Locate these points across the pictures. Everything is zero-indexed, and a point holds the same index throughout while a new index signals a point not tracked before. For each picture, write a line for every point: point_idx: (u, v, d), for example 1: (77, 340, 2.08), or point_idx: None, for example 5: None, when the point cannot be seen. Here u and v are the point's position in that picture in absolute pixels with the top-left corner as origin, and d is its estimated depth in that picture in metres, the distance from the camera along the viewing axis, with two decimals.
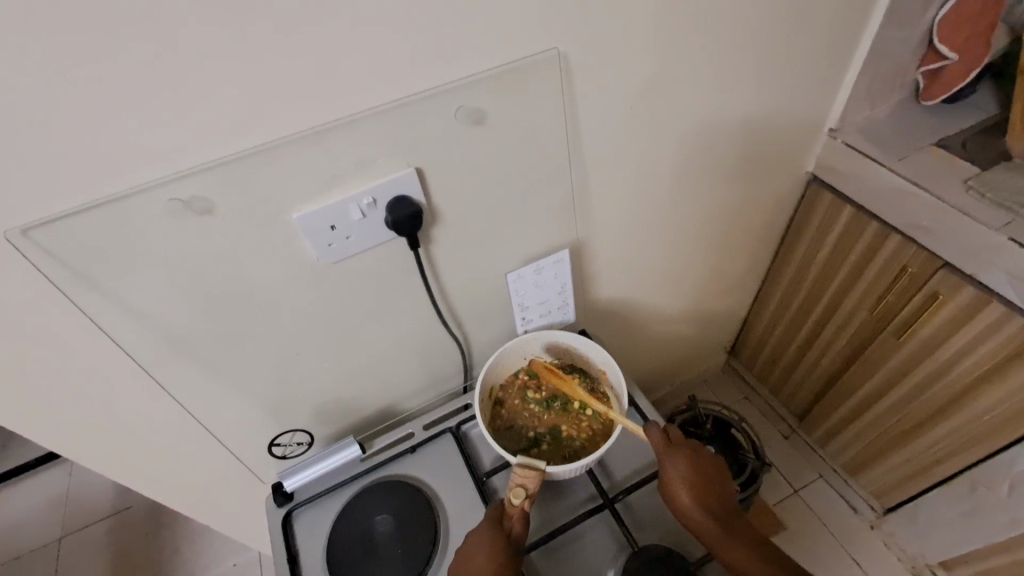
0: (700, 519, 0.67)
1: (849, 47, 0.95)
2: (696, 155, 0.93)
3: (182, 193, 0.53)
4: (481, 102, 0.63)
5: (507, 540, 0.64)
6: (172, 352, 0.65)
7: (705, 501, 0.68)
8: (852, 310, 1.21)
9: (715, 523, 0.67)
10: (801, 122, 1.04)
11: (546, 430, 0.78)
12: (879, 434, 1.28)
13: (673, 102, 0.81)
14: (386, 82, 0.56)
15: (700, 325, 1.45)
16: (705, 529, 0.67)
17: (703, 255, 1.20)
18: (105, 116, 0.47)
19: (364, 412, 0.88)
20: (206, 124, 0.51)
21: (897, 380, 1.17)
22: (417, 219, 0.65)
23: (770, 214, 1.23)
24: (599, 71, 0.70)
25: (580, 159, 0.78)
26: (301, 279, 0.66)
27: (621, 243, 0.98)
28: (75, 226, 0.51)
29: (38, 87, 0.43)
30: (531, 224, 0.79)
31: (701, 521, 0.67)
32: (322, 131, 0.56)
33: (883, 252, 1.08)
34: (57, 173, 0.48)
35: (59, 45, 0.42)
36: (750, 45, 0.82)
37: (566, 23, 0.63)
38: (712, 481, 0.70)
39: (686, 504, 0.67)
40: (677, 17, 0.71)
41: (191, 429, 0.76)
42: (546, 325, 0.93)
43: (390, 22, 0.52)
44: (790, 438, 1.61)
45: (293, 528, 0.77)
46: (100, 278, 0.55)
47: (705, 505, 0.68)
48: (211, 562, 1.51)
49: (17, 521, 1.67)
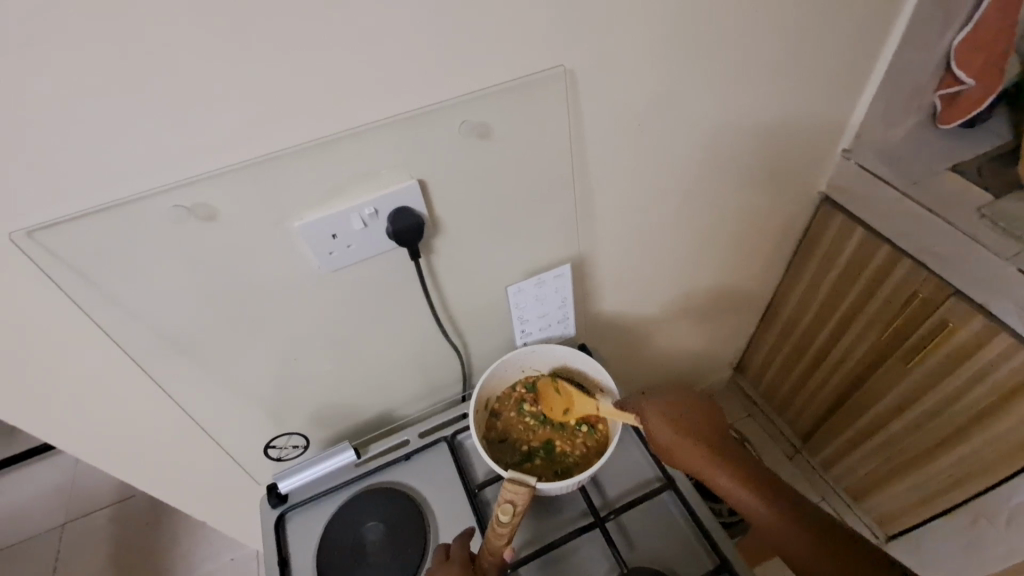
0: (679, 449, 0.68)
1: (864, 68, 0.94)
2: (704, 173, 0.93)
3: (186, 200, 0.54)
4: (485, 117, 0.63)
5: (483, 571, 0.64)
6: (171, 352, 0.65)
7: (679, 432, 0.69)
8: (860, 333, 1.19)
9: (690, 448, 0.68)
10: (813, 141, 1.03)
11: (539, 445, 0.78)
12: (882, 461, 1.26)
13: (681, 120, 0.81)
14: (391, 96, 0.57)
15: (705, 341, 1.44)
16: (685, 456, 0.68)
17: (710, 271, 1.18)
18: (109, 123, 0.47)
19: (361, 417, 0.88)
20: (211, 133, 0.51)
21: (903, 408, 1.15)
22: (419, 231, 0.65)
23: (780, 233, 1.22)
24: (607, 89, 0.70)
25: (586, 175, 0.78)
26: (301, 285, 0.66)
27: (626, 258, 0.97)
28: (78, 229, 0.52)
29: (47, 94, 0.44)
30: (534, 237, 0.79)
31: (679, 449, 0.68)
32: (326, 142, 0.56)
33: (893, 277, 1.07)
34: (63, 177, 0.49)
35: (67, 55, 0.43)
36: (760, 66, 0.82)
37: (572, 40, 0.63)
38: (691, 420, 0.71)
39: (663, 438, 0.70)
40: (686, 36, 0.71)
41: (188, 428, 0.77)
42: (545, 339, 0.92)
43: (396, 39, 0.53)
44: (793, 459, 1.58)
45: (285, 530, 0.77)
46: (102, 279, 0.56)
47: (681, 435, 0.69)
48: (209, 556, 1.53)
49: (23, 505, 1.70)
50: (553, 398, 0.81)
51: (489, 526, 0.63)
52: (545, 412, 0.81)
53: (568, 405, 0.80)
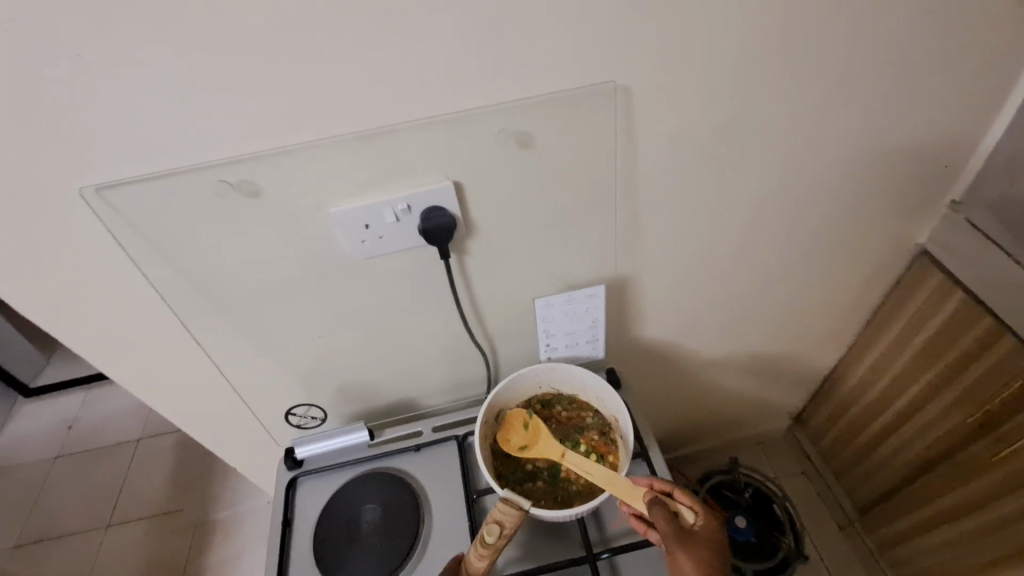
0: (695, 536, 0.62)
1: (985, 112, 0.82)
2: (774, 208, 0.85)
3: (231, 176, 0.59)
4: (527, 125, 0.63)
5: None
6: (207, 311, 0.71)
7: (702, 534, 0.63)
8: (944, 409, 1.05)
9: (702, 545, 0.61)
10: (912, 185, 0.91)
11: (544, 466, 0.76)
12: (948, 557, 1.11)
13: (750, 150, 0.75)
14: (434, 95, 0.58)
15: (759, 389, 1.33)
16: (687, 540, 0.61)
17: (773, 314, 1.08)
18: (173, 98, 0.53)
19: (381, 401, 0.91)
20: (261, 115, 0.55)
21: (985, 501, 1.00)
22: (449, 231, 0.66)
23: (862, 284, 1.09)
24: (665, 108, 0.66)
25: (634, 196, 0.74)
26: (333, 267, 0.69)
27: (674, 287, 0.92)
28: (138, 191, 0.58)
29: (124, 67, 0.50)
30: (571, 251, 0.77)
31: (692, 537, 0.62)
32: (365, 135, 0.59)
33: (994, 352, 0.93)
34: (130, 143, 0.55)
35: (142, 33, 0.49)
36: (850, 103, 0.74)
37: (629, 54, 0.60)
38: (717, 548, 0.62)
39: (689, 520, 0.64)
40: (761, 62, 0.66)
41: (219, 383, 0.83)
42: (572, 356, 0.89)
43: (443, 40, 0.54)
44: (846, 531, 1.42)
45: (295, 492, 0.82)
46: (153, 235, 0.62)
47: (702, 538, 0.62)
48: (249, 495, 1.67)
49: (113, 415, 1.95)
50: (516, 432, 0.78)
51: (471, 546, 0.61)
52: (501, 440, 0.78)
53: (527, 444, 0.76)
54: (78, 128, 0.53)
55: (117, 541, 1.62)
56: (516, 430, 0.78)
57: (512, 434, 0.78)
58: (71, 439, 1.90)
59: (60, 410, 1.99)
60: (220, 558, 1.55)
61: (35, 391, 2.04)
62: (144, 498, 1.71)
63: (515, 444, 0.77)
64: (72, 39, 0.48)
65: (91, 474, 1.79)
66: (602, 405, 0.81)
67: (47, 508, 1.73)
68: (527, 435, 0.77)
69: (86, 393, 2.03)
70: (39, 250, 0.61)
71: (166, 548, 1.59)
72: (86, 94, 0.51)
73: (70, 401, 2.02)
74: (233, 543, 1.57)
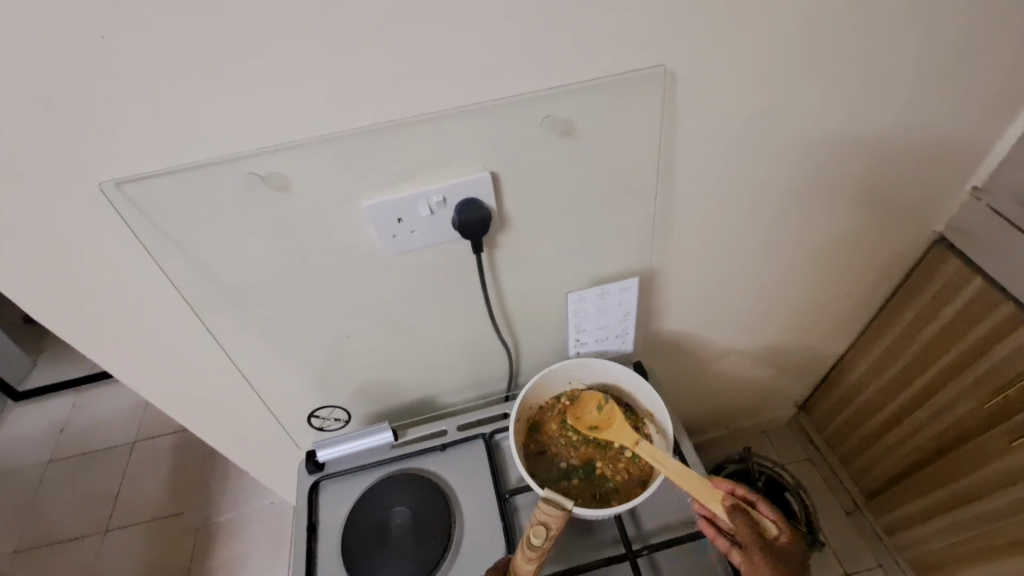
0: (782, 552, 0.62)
1: (1016, 98, 0.81)
2: (804, 197, 0.84)
3: (261, 168, 0.56)
4: (568, 113, 0.60)
5: None
6: (229, 311, 0.67)
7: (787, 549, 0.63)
8: (958, 396, 1.06)
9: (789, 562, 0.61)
10: (939, 171, 0.90)
11: (579, 464, 0.75)
12: (961, 539, 1.13)
13: (785, 139, 0.73)
14: (474, 83, 0.55)
15: (772, 378, 1.33)
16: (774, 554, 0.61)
17: (793, 304, 1.08)
18: (202, 87, 0.49)
19: (403, 401, 0.89)
20: (294, 105, 0.52)
21: (999, 486, 1.01)
22: (485, 225, 0.63)
23: (877, 272, 1.08)
24: (705, 96, 0.64)
25: (668, 186, 0.72)
26: (363, 264, 0.66)
27: (699, 279, 0.90)
28: (161, 185, 0.54)
29: (154, 54, 0.47)
30: (604, 245, 0.75)
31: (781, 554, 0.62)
32: (402, 124, 0.56)
33: (1013, 339, 0.93)
34: (154, 135, 0.52)
35: (170, 17, 0.45)
36: (887, 89, 0.72)
37: (675, 39, 0.58)
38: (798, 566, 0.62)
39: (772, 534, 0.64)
40: (809, 48, 0.64)
41: (239, 386, 0.80)
42: (601, 351, 0.88)
43: (488, 25, 0.51)
44: (852, 515, 1.44)
45: (318, 497, 0.79)
46: (174, 231, 0.58)
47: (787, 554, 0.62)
48: (253, 496, 1.63)
49: (106, 418, 1.89)
50: (589, 412, 0.78)
51: (517, 549, 0.59)
52: (572, 419, 0.78)
53: (599, 425, 0.76)
54: (101, 118, 0.49)
55: (117, 545, 1.58)
56: (587, 409, 0.78)
57: (586, 412, 0.78)
58: (63, 443, 1.84)
59: (50, 414, 1.92)
60: (224, 561, 1.51)
61: (24, 393, 1.97)
62: (143, 501, 1.66)
63: (584, 424, 0.77)
64: (99, 21, 0.44)
65: (87, 478, 1.74)
66: (635, 399, 0.80)
67: (43, 514, 1.68)
68: (598, 415, 0.77)
69: (77, 396, 1.96)
70: (56, 249, 0.58)
71: (169, 551, 1.55)
72: (112, 82, 0.48)
73: (60, 404, 1.95)
74: (239, 545, 1.54)
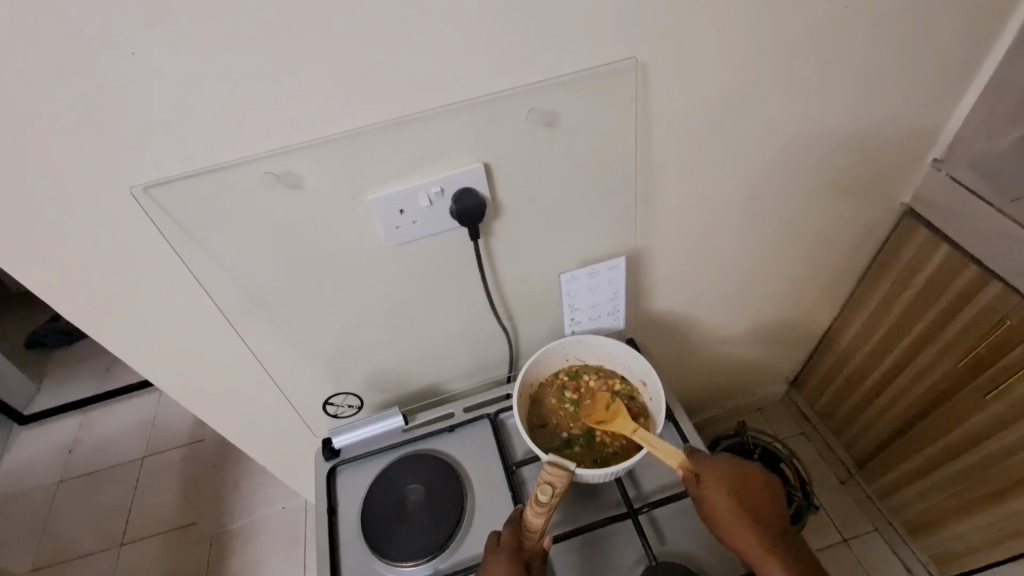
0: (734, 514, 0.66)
1: (964, 73, 0.88)
2: (777, 175, 0.89)
3: (275, 167, 0.61)
4: (551, 104, 0.66)
5: (517, 547, 0.65)
6: (246, 306, 0.72)
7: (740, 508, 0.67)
8: (934, 357, 1.12)
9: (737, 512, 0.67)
10: (901, 145, 0.96)
11: (579, 432, 0.80)
12: (947, 494, 1.19)
13: (755, 121, 0.79)
14: (464, 81, 0.60)
15: (761, 354, 1.38)
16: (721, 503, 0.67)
17: (776, 280, 1.13)
18: (219, 95, 0.54)
19: (411, 387, 0.93)
20: (300, 108, 0.57)
21: (980, 438, 1.07)
22: (482, 211, 0.69)
23: (853, 244, 1.14)
24: (676, 82, 0.69)
25: (648, 170, 0.78)
26: (370, 254, 0.71)
27: (682, 258, 0.96)
28: (185, 187, 0.60)
29: (175, 66, 0.52)
30: (592, 227, 0.80)
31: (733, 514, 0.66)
32: (400, 122, 0.61)
33: (981, 298, 0.98)
34: (177, 141, 0.57)
35: (188, 31, 0.50)
36: (843, 69, 0.78)
37: (644, 32, 0.63)
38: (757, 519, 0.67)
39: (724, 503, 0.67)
40: (769, 34, 0.69)
41: (256, 379, 0.84)
42: (594, 329, 0.94)
43: (472, 26, 0.56)
44: (846, 484, 1.50)
45: (336, 481, 0.84)
46: (197, 230, 0.63)
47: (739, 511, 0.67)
48: (263, 503, 1.66)
49: (114, 435, 1.91)
50: (599, 408, 0.81)
51: (527, 506, 0.64)
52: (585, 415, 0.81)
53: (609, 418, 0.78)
54: (129, 127, 0.55)
55: (134, 558, 1.61)
56: (598, 404, 0.82)
57: (597, 406, 0.81)
58: (73, 462, 1.86)
59: (58, 434, 1.95)
60: (241, 566, 1.54)
61: (29, 416, 1.99)
62: (157, 513, 1.69)
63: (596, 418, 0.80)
64: (125, 37, 0.49)
65: (100, 494, 1.77)
66: (628, 375, 0.85)
67: (58, 531, 1.70)
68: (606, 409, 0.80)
69: (84, 415, 1.99)
70: (89, 251, 0.63)
71: (185, 561, 1.58)
72: (139, 94, 0.53)
73: (67, 424, 1.97)
74: (253, 550, 1.57)
